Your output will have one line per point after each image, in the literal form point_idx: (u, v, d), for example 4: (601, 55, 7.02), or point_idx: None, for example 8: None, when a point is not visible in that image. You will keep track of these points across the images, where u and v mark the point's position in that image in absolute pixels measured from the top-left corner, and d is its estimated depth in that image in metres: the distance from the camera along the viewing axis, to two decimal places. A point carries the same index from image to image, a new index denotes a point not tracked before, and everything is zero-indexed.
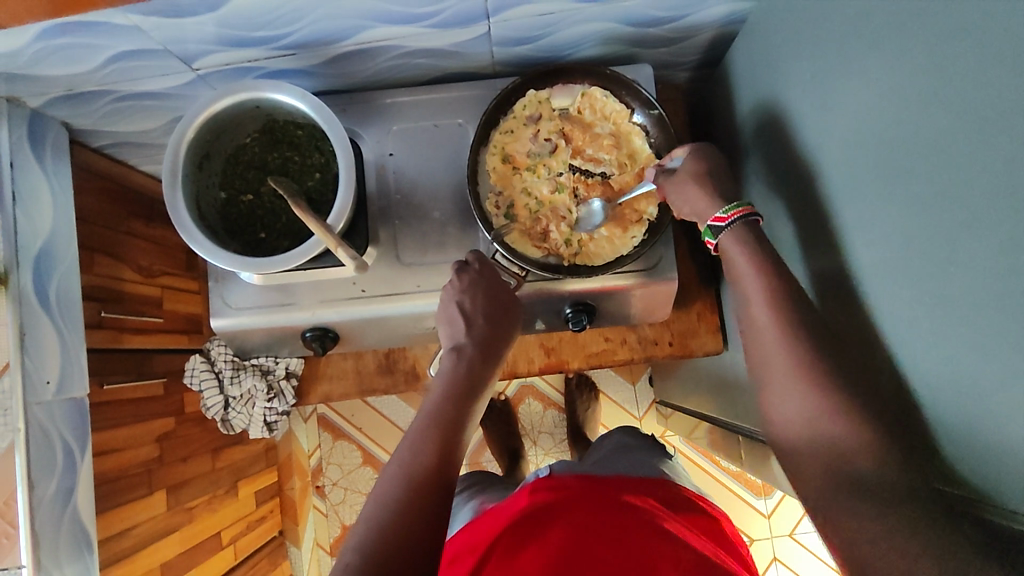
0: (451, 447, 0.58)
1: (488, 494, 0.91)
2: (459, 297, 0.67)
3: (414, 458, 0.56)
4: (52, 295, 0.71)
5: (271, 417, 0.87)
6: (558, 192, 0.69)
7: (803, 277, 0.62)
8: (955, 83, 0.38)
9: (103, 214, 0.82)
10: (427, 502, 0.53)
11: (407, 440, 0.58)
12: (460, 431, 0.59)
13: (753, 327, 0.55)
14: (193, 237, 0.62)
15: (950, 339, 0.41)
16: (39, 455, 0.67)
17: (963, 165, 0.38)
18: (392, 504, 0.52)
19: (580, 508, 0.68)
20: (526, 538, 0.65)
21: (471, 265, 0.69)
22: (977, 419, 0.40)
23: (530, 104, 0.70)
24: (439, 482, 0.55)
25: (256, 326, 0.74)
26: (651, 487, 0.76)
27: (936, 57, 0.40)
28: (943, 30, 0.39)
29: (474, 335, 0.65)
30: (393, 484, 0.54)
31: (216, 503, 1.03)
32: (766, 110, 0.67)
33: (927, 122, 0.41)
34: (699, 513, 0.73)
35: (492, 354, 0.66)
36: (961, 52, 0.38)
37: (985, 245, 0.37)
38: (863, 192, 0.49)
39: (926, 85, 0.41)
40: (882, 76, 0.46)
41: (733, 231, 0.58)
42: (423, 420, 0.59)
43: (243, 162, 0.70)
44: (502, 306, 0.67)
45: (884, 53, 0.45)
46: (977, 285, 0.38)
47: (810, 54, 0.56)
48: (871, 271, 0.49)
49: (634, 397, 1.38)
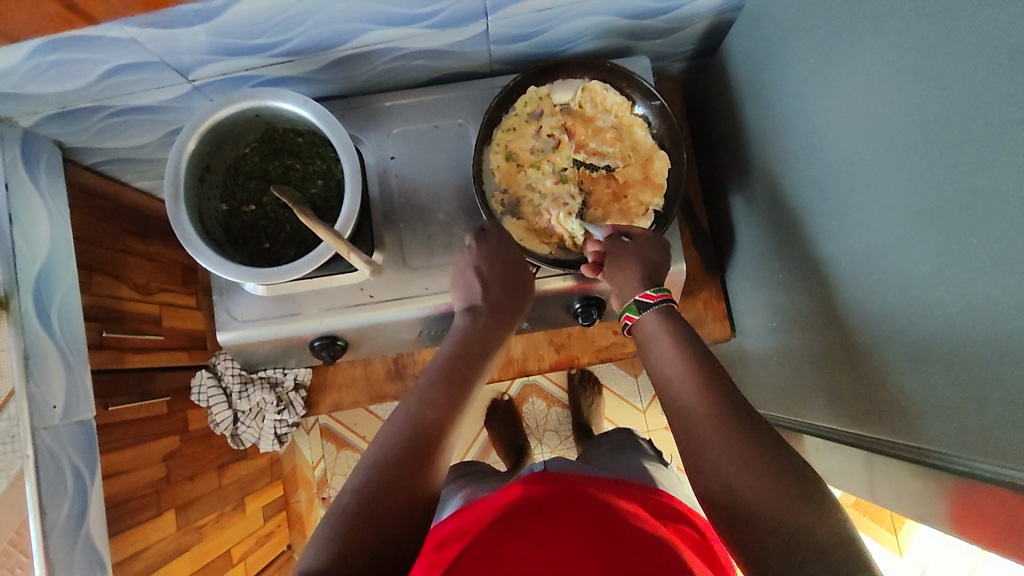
0: (457, 407, 0.57)
1: (473, 486, 0.90)
2: (477, 262, 0.66)
3: (423, 410, 0.55)
4: (53, 319, 0.69)
5: (281, 430, 0.87)
6: (562, 184, 0.68)
7: (815, 260, 0.63)
8: (978, 58, 0.39)
9: (100, 233, 0.81)
10: (430, 457, 0.51)
11: (413, 395, 0.57)
12: (468, 394, 0.59)
13: (666, 373, 0.56)
14: (198, 250, 0.61)
15: (983, 311, 0.41)
16: (51, 481, 0.66)
17: (987, 137, 0.39)
18: (389, 449, 0.51)
19: (575, 503, 0.68)
20: (520, 524, 0.65)
21: (488, 232, 0.67)
22: (1000, 388, 0.41)
23: (531, 100, 0.70)
24: (444, 439, 0.54)
25: (264, 338, 0.73)
26: (639, 495, 0.76)
27: (959, 32, 0.40)
28: (965, 6, 0.40)
29: (488, 301, 0.65)
30: (397, 433, 0.53)
31: (225, 520, 1.02)
32: (767, 97, 0.68)
33: (949, 99, 0.42)
34: (684, 524, 0.73)
35: (503, 322, 0.65)
36: (986, 25, 0.38)
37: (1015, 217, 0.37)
38: (882, 172, 0.50)
39: (947, 64, 0.42)
40: (898, 55, 0.46)
41: (658, 311, 0.60)
42: (433, 379, 0.58)
43: (243, 172, 0.69)
44: (517, 275, 0.66)
45: (903, 32, 0.45)
46: (995, 259, 0.39)
47: (817, 38, 0.56)
48: (896, 246, 0.50)
49: (638, 390, 1.38)
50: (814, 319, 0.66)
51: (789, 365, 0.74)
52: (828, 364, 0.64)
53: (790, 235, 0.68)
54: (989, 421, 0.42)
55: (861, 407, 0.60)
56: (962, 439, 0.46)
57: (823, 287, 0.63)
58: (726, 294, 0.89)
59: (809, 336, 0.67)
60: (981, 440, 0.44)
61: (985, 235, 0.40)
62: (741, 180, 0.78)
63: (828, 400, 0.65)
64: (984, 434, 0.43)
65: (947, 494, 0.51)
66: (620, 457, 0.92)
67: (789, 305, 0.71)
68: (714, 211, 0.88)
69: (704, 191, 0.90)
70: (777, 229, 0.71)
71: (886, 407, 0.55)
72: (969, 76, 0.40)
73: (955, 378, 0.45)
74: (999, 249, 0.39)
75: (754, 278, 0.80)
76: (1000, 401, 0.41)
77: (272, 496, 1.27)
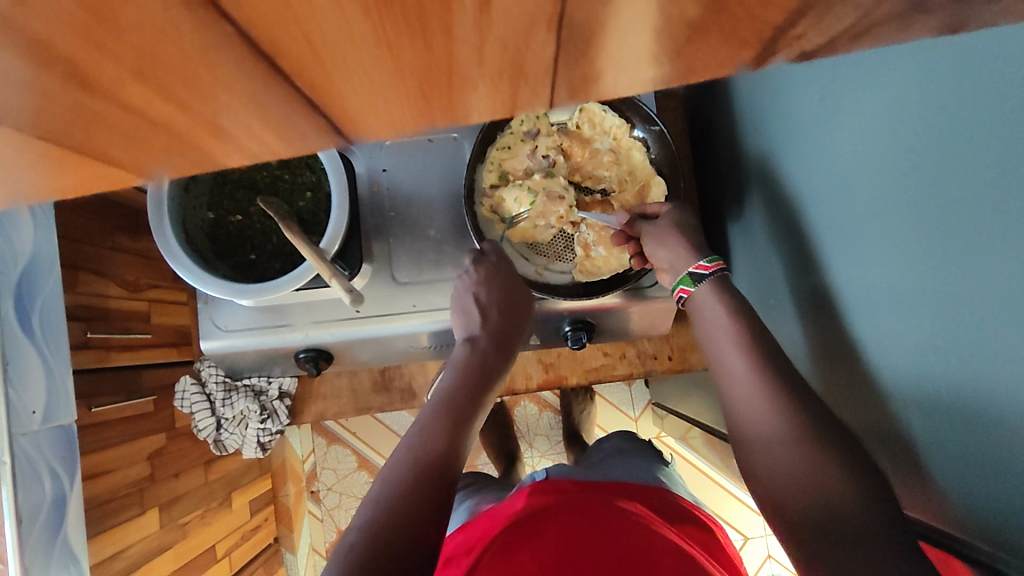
0: (459, 435, 0.56)
1: (483, 494, 0.88)
2: (475, 288, 0.66)
3: (428, 440, 0.54)
4: (35, 320, 0.68)
5: (265, 438, 0.86)
6: (550, 177, 0.67)
7: (812, 300, 0.62)
8: (973, 127, 0.37)
9: (85, 231, 0.80)
10: (436, 488, 0.50)
11: (417, 426, 0.56)
12: (470, 422, 0.58)
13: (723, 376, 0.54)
14: (179, 262, 0.60)
15: (982, 386, 0.40)
16: (27, 488, 0.66)
17: (986, 212, 0.37)
18: (402, 480, 0.50)
19: (583, 515, 0.68)
20: (522, 540, 0.64)
21: (488, 255, 0.67)
22: (999, 466, 0.40)
23: (527, 118, 0.67)
24: (452, 466, 0.53)
25: (249, 348, 0.72)
26: (647, 496, 0.75)
27: (950, 95, 0.38)
28: (963, 72, 0.37)
29: (487, 329, 0.65)
30: (400, 465, 0.51)
31: (210, 516, 1.02)
32: (771, 126, 0.66)
33: (942, 163, 0.40)
34: (693, 526, 0.71)
35: (503, 348, 0.66)
36: (974, 96, 0.36)
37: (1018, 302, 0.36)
38: (880, 227, 0.48)
39: (944, 130, 0.39)
40: (888, 107, 0.45)
41: (715, 279, 0.60)
42: (434, 410, 0.58)
43: (231, 181, 0.67)
44: (516, 305, 0.67)
45: (899, 88, 0.43)
46: (997, 337, 0.38)
47: (816, 77, 0.54)
48: (893, 301, 0.48)
49: (630, 398, 1.37)
50: (808, 357, 0.64)
51: None
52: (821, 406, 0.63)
53: (789, 270, 0.67)
54: (983, 492, 0.42)
55: None
56: (961, 513, 0.45)
57: (817, 328, 0.62)
58: None
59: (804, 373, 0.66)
60: (976, 514, 0.43)
61: (993, 313, 0.38)
62: (740, 207, 0.77)
63: None
64: (984, 510, 0.42)
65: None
66: (620, 462, 0.89)
67: (785, 339, 0.70)
68: (711, 232, 0.87)
69: (702, 211, 0.89)
70: (775, 261, 0.69)
71: (885, 462, 0.54)
72: (969, 148, 0.38)
73: (954, 447, 0.44)
74: (1002, 330, 0.37)
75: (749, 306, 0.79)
76: (998, 475, 0.40)
77: (260, 489, 1.26)
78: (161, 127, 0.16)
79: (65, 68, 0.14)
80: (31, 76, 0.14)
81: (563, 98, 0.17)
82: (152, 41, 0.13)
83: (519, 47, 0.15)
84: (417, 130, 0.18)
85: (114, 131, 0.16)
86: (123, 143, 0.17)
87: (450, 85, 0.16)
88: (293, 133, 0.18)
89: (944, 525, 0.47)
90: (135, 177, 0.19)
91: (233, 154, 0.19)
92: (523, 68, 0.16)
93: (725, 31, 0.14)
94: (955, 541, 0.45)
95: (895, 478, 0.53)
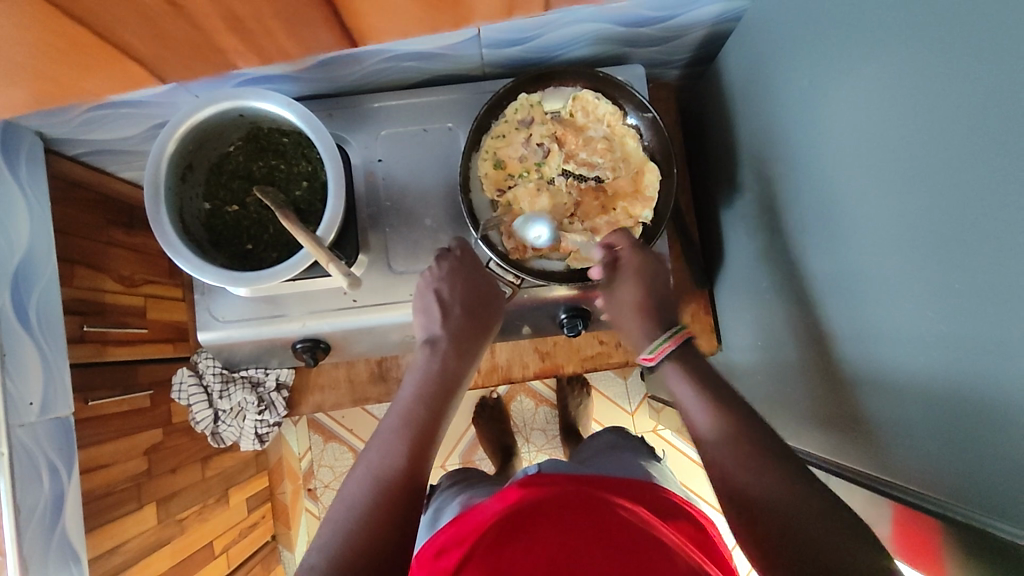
0: (425, 441, 0.56)
1: (474, 490, 0.89)
2: (438, 284, 0.67)
3: (387, 453, 0.55)
4: (31, 312, 0.69)
5: (262, 430, 0.88)
6: (541, 156, 0.69)
7: (800, 280, 0.63)
8: (969, 102, 0.38)
9: (82, 225, 0.80)
10: (401, 505, 0.51)
11: (379, 439, 0.56)
12: (436, 426, 0.59)
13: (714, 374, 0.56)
14: (176, 250, 0.60)
15: (963, 349, 0.41)
16: (25, 479, 0.66)
17: (971, 176, 0.38)
18: (365, 499, 0.51)
19: (579, 506, 0.68)
20: (517, 530, 0.65)
21: (453, 251, 0.69)
22: (986, 433, 0.41)
23: (521, 108, 0.70)
24: (415, 478, 0.54)
25: (246, 339, 0.72)
26: (638, 491, 0.76)
27: (943, 69, 0.40)
28: (950, 40, 0.39)
29: (450, 327, 0.65)
30: (362, 483, 0.52)
31: (207, 513, 1.01)
32: (759, 111, 0.67)
33: (930, 134, 0.42)
34: (685, 520, 0.72)
35: (469, 350, 0.66)
36: (963, 64, 0.38)
37: (1002, 261, 0.37)
38: (869, 204, 0.50)
39: (931, 101, 0.41)
40: (877, 88, 0.47)
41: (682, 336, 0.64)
42: (397, 416, 0.58)
43: (227, 171, 0.68)
44: (480, 298, 0.67)
45: (888, 59, 0.45)
46: (984, 302, 0.39)
47: (808, 59, 0.55)
48: (881, 275, 0.49)
49: (626, 392, 1.38)
50: (796, 339, 0.66)
51: (770, 379, 0.74)
52: (812, 388, 0.64)
53: (777, 254, 0.68)
54: (969, 461, 0.43)
55: (843, 430, 0.60)
56: (947, 480, 0.45)
57: (806, 308, 0.63)
58: (713, 306, 0.89)
59: (794, 356, 0.67)
60: (961, 485, 0.44)
61: (975, 276, 0.39)
62: (732, 194, 0.78)
63: (811, 420, 0.65)
64: (972, 474, 0.43)
65: (903, 516, 0.51)
66: (612, 454, 0.90)
67: (775, 323, 0.70)
68: (705, 220, 0.88)
69: (695, 200, 0.90)
70: (765, 245, 0.70)
71: (869, 438, 0.55)
72: (954, 114, 0.39)
73: (937, 418, 0.45)
74: (986, 291, 0.38)
75: (740, 292, 0.79)
76: (980, 442, 0.41)
77: (256, 487, 1.26)
78: None
79: None
80: None
81: None
82: None
83: None
84: None
85: None
86: None
87: None
88: None
89: (932, 491, 0.48)
90: None
91: None
92: None
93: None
94: (948, 508, 0.46)
95: (878, 451, 0.54)
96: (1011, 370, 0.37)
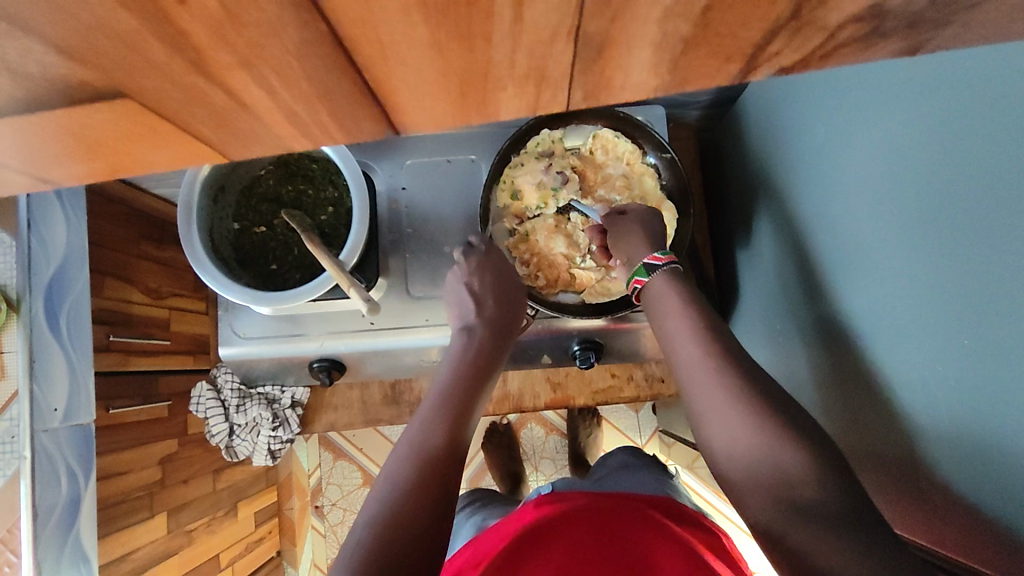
0: (462, 426, 0.55)
1: (489, 509, 0.89)
2: (467, 278, 0.67)
3: (424, 437, 0.53)
4: (62, 318, 0.71)
5: (275, 446, 0.89)
6: (556, 187, 0.70)
7: (811, 324, 0.63)
8: (968, 161, 0.38)
9: (114, 238, 0.82)
10: (434, 497, 0.49)
11: (415, 424, 0.55)
12: (472, 410, 0.57)
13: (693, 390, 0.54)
14: (203, 266, 0.62)
15: (964, 404, 0.42)
16: (46, 485, 0.68)
17: (972, 233, 0.39)
18: (401, 485, 0.49)
19: (594, 521, 0.67)
20: (534, 548, 0.64)
21: (477, 247, 0.69)
22: (990, 490, 0.41)
23: (543, 142, 0.72)
24: (451, 463, 0.52)
25: (265, 356, 0.74)
26: (656, 502, 0.74)
27: (943, 125, 0.40)
28: (947, 101, 0.40)
29: (484, 315, 0.64)
30: (401, 467, 0.51)
31: (215, 525, 1.02)
32: (776, 155, 0.68)
33: (932, 186, 0.42)
34: (703, 529, 0.71)
35: (505, 335, 0.64)
36: (959, 123, 0.39)
37: (999, 321, 0.37)
38: (876, 253, 0.50)
39: (931, 156, 0.42)
40: (883, 139, 0.47)
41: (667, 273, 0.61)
42: (433, 401, 0.57)
43: (257, 194, 0.70)
44: (510, 288, 0.67)
45: (892, 112, 0.46)
46: (983, 358, 0.39)
47: (820, 107, 0.57)
48: (887, 325, 0.50)
49: (636, 424, 1.37)
50: (807, 382, 0.66)
51: None
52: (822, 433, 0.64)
53: (790, 297, 0.68)
54: (974, 515, 0.43)
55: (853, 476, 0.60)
56: (956, 532, 0.45)
57: (816, 353, 0.63)
58: None
59: (807, 400, 0.67)
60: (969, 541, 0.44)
61: (973, 331, 0.40)
62: (749, 234, 0.79)
63: None
64: (978, 529, 0.43)
65: None
66: (628, 473, 0.89)
67: (787, 365, 0.71)
68: (720, 258, 0.88)
69: (711, 238, 0.91)
70: (778, 287, 0.71)
71: (877, 484, 0.55)
72: (954, 171, 0.40)
73: (942, 469, 0.45)
74: (983, 348, 0.39)
75: (754, 331, 0.80)
76: (983, 496, 0.41)
77: (263, 502, 1.27)
78: (224, 90, 0.20)
79: (173, 51, 0.18)
80: (160, 42, 0.18)
81: (576, 94, 0.22)
82: (267, 36, 0.18)
83: (542, 52, 0.19)
84: (453, 115, 0.23)
85: (192, 97, 0.20)
86: (198, 105, 0.21)
87: (485, 77, 0.21)
88: (334, 110, 0.22)
89: (940, 544, 0.48)
90: (193, 138, 0.23)
91: (279, 116, 0.22)
92: (543, 69, 0.20)
93: (715, 45, 0.19)
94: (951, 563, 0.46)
95: (891, 499, 0.54)
96: (1011, 430, 0.38)
